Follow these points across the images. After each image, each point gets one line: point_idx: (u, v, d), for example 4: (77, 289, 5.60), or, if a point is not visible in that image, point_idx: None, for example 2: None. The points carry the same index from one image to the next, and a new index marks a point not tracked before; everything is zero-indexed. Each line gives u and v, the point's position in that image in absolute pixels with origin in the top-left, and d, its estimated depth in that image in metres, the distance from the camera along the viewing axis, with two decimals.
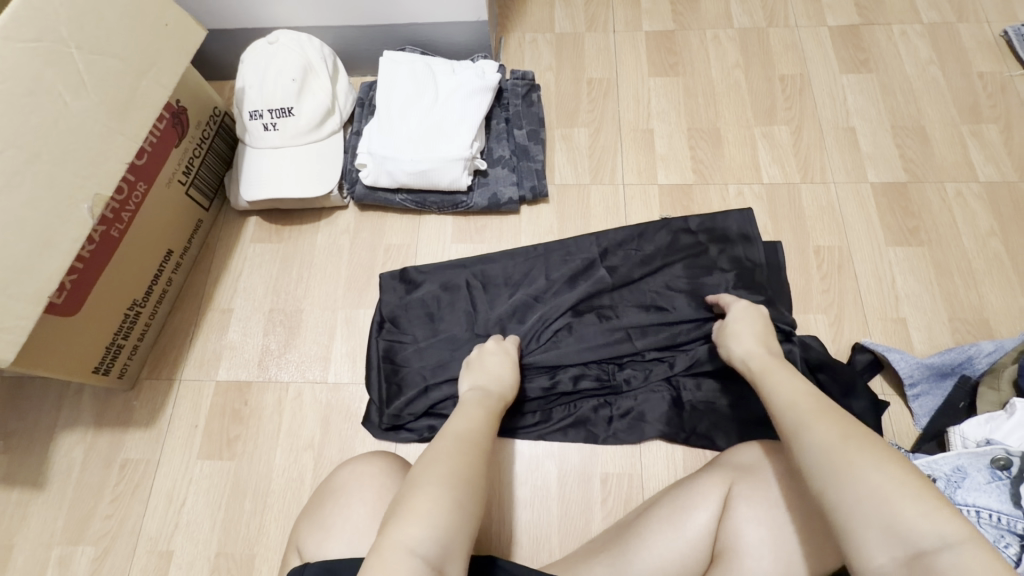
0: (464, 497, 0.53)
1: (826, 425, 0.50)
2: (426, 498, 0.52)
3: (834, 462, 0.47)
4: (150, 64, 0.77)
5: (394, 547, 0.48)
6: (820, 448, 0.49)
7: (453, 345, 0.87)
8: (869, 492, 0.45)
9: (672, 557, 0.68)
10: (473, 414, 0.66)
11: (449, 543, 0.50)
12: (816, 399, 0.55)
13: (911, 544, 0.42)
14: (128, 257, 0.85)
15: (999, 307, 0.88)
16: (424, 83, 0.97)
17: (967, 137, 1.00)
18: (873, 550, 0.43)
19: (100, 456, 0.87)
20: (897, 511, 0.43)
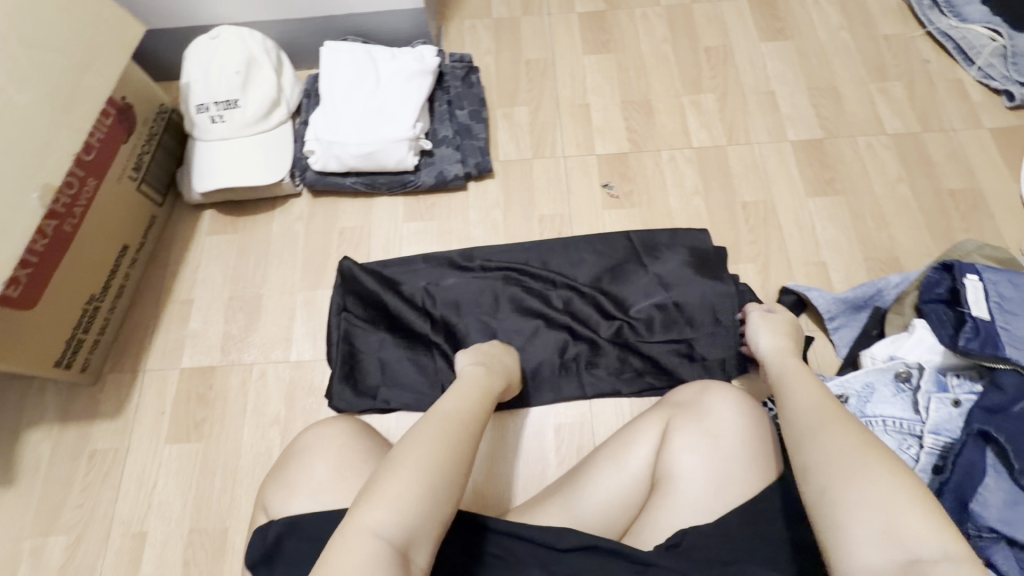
0: (441, 484, 0.52)
1: (837, 432, 0.51)
2: (397, 485, 0.50)
3: (841, 468, 0.48)
4: (91, 59, 0.79)
5: (356, 529, 0.48)
6: (830, 450, 0.50)
7: (410, 325, 0.91)
8: (872, 500, 0.45)
9: (616, 489, 0.73)
10: (468, 393, 0.64)
11: (415, 529, 0.49)
12: (832, 407, 0.55)
13: (907, 553, 0.43)
14: (82, 252, 0.87)
15: (908, 245, 0.96)
16: (366, 69, 1.01)
17: (875, 95, 1.09)
18: (867, 552, 0.44)
19: (68, 449, 0.89)
20: (901, 524, 0.44)
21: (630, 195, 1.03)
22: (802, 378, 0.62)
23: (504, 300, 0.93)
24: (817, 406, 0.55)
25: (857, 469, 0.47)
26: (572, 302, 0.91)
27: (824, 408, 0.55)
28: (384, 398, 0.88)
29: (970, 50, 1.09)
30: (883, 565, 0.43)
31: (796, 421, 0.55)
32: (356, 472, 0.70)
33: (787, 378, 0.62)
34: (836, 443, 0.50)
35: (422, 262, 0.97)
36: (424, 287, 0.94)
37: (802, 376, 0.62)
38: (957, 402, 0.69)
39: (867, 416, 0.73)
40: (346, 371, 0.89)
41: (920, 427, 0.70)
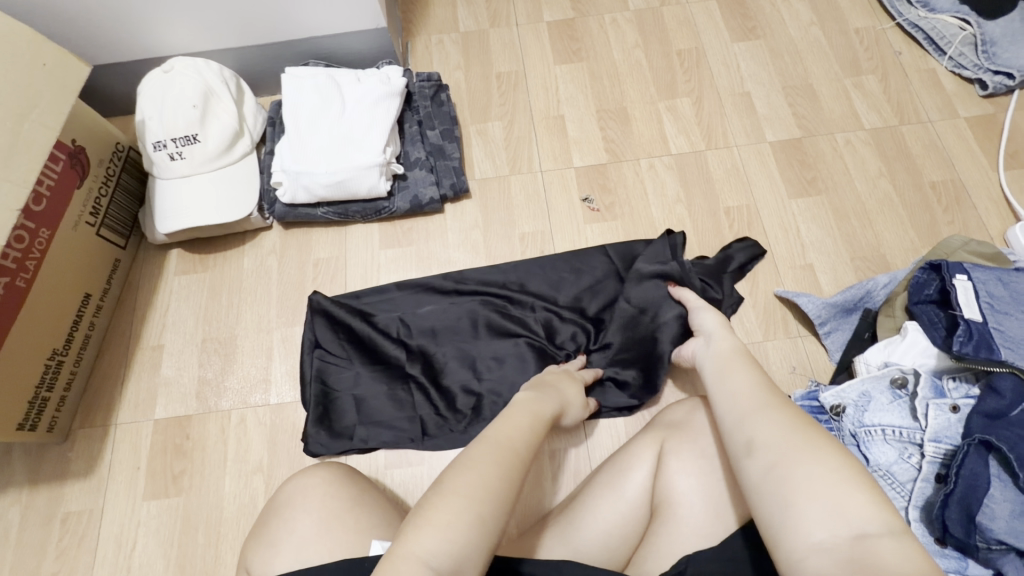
0: (491, 512, 0.49)
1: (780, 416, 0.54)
2: (450, 510, 0.48)
3: (784, 445, 0.51)
4: (31, 107, 0.74)
5: (406, 555, 0.46)
6: (773, 431, 0.52)
7: (387, 362, 0.88)
8: (815, 477, 0.48)
9: (616, 519, 0.70)
10: (520, 419, 0.61)
11: (465, 557, 0.47)
12: (768, 390, 0.57)
13: (853, 528, 0.45)
14: (40, 306, 0.82)
15: (894, 242, 0.95)
16: (329, 94, 0.98)
17: (850, 90, 1.08)
18: (813, 525, 0.46)
19: (38, 514, 0.84)
20: (849, 501, 0.46)
21: (611, 207, 1.01)
22: (737, 364, 0.63)
23: (480, 326, 0.90)
24: (753, 390, 0.58)
25: (801, 446, 0.50)
26: (549, 326, 0.89)
27: (761, 393, 0.57)
28: (362, 437, 0.85)
29: (941, 39, 1.09)
30: (829, 539, 0.45)
31: (740, 403, 0.57)
32: (344, 523, 0.66)
33: (729, 365, 0.63)
34: (777, 423, 0.53)
35: (399, 290, 0.94)
36: (400, 317, 0.91)
37: (739, 362, 0.63)
38: (955, 407, 0.66)
39: (866, 426, 0.71)
40: (321, 412, 0.85)
41: (920, 435, 0.68)
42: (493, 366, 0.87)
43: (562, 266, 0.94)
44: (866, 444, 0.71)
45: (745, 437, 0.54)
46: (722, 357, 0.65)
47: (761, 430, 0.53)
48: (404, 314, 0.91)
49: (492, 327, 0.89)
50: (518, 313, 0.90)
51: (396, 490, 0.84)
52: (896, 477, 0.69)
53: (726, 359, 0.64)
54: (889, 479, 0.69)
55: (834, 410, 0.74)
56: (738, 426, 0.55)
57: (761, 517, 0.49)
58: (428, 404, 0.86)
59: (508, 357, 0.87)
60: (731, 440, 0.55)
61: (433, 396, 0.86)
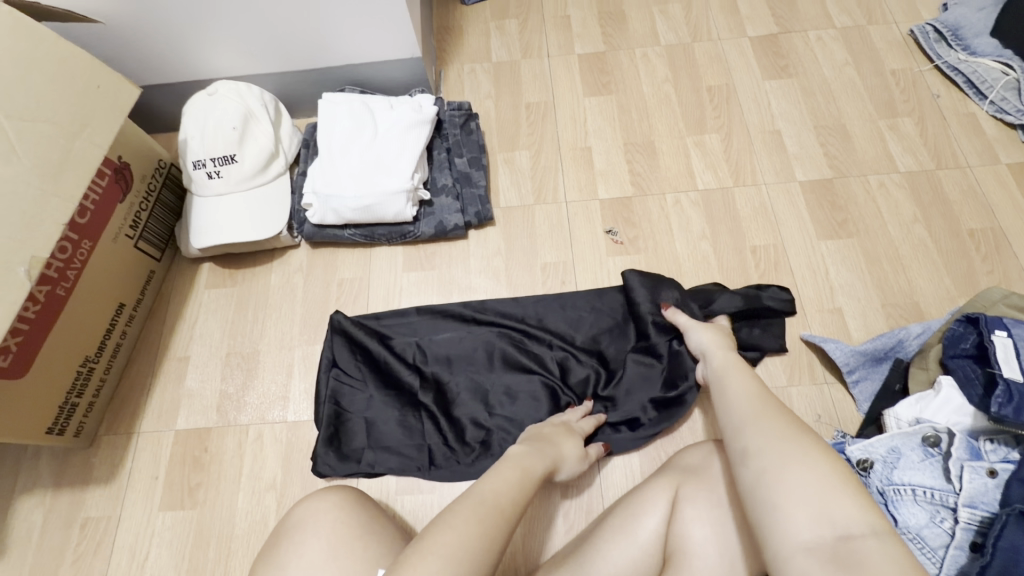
0: (467, 572, 0.49)
1: (772, 426, 0.55)
2: (425, 571, 0.47)
3: (774, 452, 0.52)
4: (84, 126, 0.77)
5: None
6: (767, 440, 0.54)
7: (400, 391, 0.88)
8: (805, 482, 0.49)
9: (628, 565, 0.68)
10: (508, 474, 0.63)
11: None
12: (762, 399, 0.60)
13: (837, 529, 0.46)
14: (77, 314, 0.85)
15: (929, 290, 0.92)
16: (363, 120, 1.00)
17: (885, 131, 1.06)
18: (798, 526, 0.47)
19: (60, 517, 0.86)
20: (835, 503, 0.47)
21: (634, 241, 1.01)
22: (733, 375, 0.67)
23: (493, 362, 0.89)
24: (749, 402, 0.60)
25: (787, 455, 0.51)
26: (561, 366, 0.89)
27: (757, 404, 0.59)
28: (369, 462, 0.84)
29: (981, 83, 1.06)
30: (816, 539, 0.46)
31: (735, 412, 0.60)
32: (351, 552, 0.66)
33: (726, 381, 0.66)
34: (772, 431, 0.55)
35: (416, 316, 0.94)
36: (417, 342, 0.91)
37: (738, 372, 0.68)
38: (993, 472, 0.63)
39: (895, 484, 0.69)
40: (331, 433, 0.86)
41: (954, 498, 0.65)
42: (503, 401, 0.87)
43: (580, 305, 0.93)
44: (894, 504, 0.68)
45: (740, 444, 0.55)
46: (725, 366, 0.70)
47: (756, 438, 0.55)
48: (419, 342, 0.91)
49: (503, 361, 0.89)
50: (532, 349, 0.90)
51: (406, 518, 0.83)
52: (926, 541, 0.65)
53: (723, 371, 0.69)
54: (920, 543, 0.66)
55: (861, 464, 0.72)
56: (736, 433, 0.57)
57: (753, 518, 0.50)
58: (431, 439, 0.86)
59: (517, 394, 0.87)
60: (728, 448, 0.57)
61: (442, 425, 0.86)
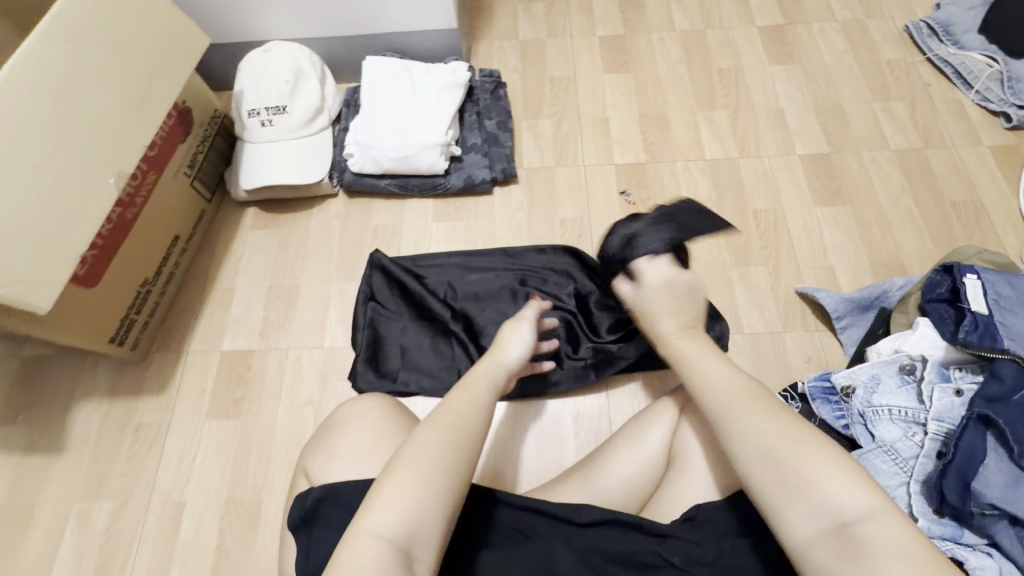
0: (435, 478, 0.57)
1: (759, 417, 0.54)
2: (393, 484, 0.56)
3: (765, 458, 0.52)
4: (163, 65, 0.87)
5: (362, 531, 0.54)
6: (758, 433, 0.53)
7: (433, 321, 0.97)
8: (794, 482, 0.50)
9: (637, 467, 0.77)
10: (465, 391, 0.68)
11: (416, 527, 0.55)
12: (740, 393, 0.58)
13: (837, 520, 0.47)
14: (139, 238, 0.94)
15: (914, 252, 1.01)
16: (403, 81, 1.10)
17: (879, 113, 1.15)
18: (799, 520, 0.49)
19: (116, 421, 0.94)
20: (824, 492, 0.48)
21: (646, 201, 1.10)
22: (700, 359, 0.63)
23: (514, 300, 0.98)
24: (732, 386, 0.58)
25: (779, 458, 0.51)
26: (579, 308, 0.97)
27: (743, 390, 0.58)
28: (403, 381, 0.93)
29: (968, 74, 1.16)
30: (816, 531, 0.48)
31: (714, 403, 0.58)
32: (390, 443, 0.74)
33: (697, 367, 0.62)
34: (761, 432, 0.53)
35: (449, 259, 1.04)
36: (448, 282, 1.00)
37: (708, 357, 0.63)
38: (959, 391, 0.73)
39: (875, 407, 0.77)
40: (369, 354, 0.94)
41: (925, 415, 0.74)
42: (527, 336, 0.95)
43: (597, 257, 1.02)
44: (873, 423, 0.77)
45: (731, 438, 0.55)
46: (693, 351, 0.65)
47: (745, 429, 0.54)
48: (451, 281, 1.01)
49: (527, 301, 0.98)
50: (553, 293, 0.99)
51: None
52: (899, 452, 0.74)
53: (697, 357, 0.64)
54: (894, 454, 0.74)
55: (845, 390, 0.80)
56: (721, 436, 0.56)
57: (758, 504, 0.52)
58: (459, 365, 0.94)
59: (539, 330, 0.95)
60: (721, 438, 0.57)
61: (470, 352, 0.94)
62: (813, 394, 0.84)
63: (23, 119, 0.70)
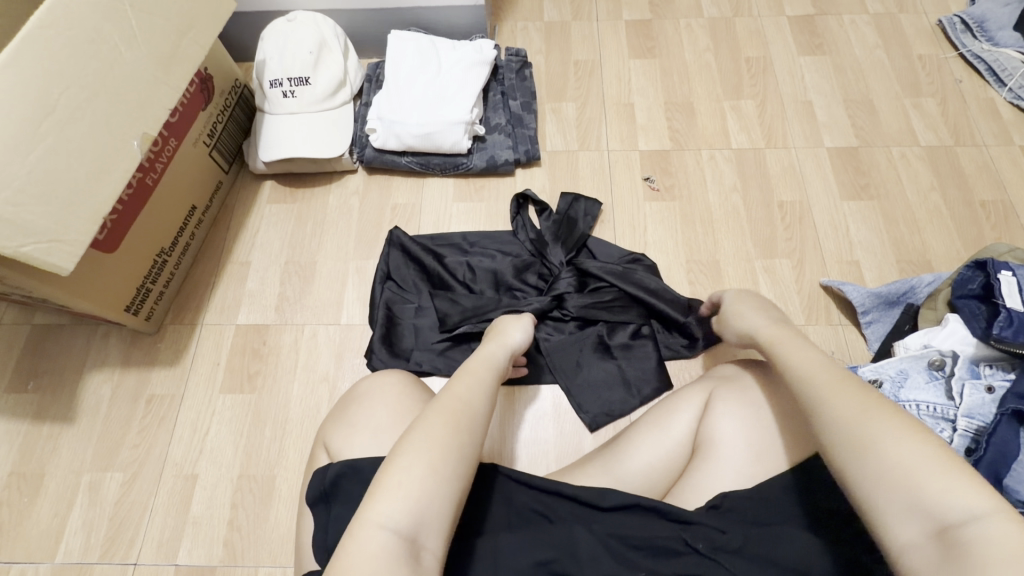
0: (442, 465, 0.55)
1: (845, 401, 0.50)
2: (398, 473, 0.54)
3: (856, 445, 0.47)
4: (190, 26, 0.84)
5: (366, 522, 0.51)
6: (845, 417, 0.49)
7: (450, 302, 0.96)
8: (889, 467, 0.45)
9: (661, 453, 0.76)
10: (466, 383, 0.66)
11: (425, 515, 0.53)
12: (838, 373, 0.54)
13: (942, 519, 0.42)
14: (157, 207, 0.92)
15: (940, 249, 1.00)
16: (428, 56, 1.08)
17: (909, 108, 1.14)
18: (899, 522, 0.43)
19: (128, 391, 0.93)
20: (922, 488, 0.43)
21: (670, 189, 1.08)
22: (792, 343, 0.60)
23: (532, 283, 0.97)
24: (822, 368, 0.55)
25: (862, 444, 0.47)
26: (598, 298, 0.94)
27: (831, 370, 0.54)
28: (417, 361, 0.92)
29: (1002, 72, 1.14)
30: (916, 534, 0.43)
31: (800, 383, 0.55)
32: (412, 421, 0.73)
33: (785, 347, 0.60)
34: (852, 412, 0.49)
35: (464, 239, 1.03)
36: (467, 262, 0.98)
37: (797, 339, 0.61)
38: (990, 388, 0.71)
39: (901, 401, 0.77)
40: (385, 332, 0.93)
41: (954, 411, 0.73)
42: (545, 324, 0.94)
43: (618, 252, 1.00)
44: None
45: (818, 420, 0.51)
46: (780, 337, 0.62)
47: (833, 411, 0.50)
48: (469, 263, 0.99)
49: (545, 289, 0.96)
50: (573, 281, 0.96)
51: None
52: None
53: (785, 339, 0.61)
54: None
55: (871, 384, 0.80)
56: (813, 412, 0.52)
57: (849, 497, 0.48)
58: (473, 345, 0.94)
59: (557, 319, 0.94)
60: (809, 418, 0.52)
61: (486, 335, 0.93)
62: None
63: (52, 72, 0.68)
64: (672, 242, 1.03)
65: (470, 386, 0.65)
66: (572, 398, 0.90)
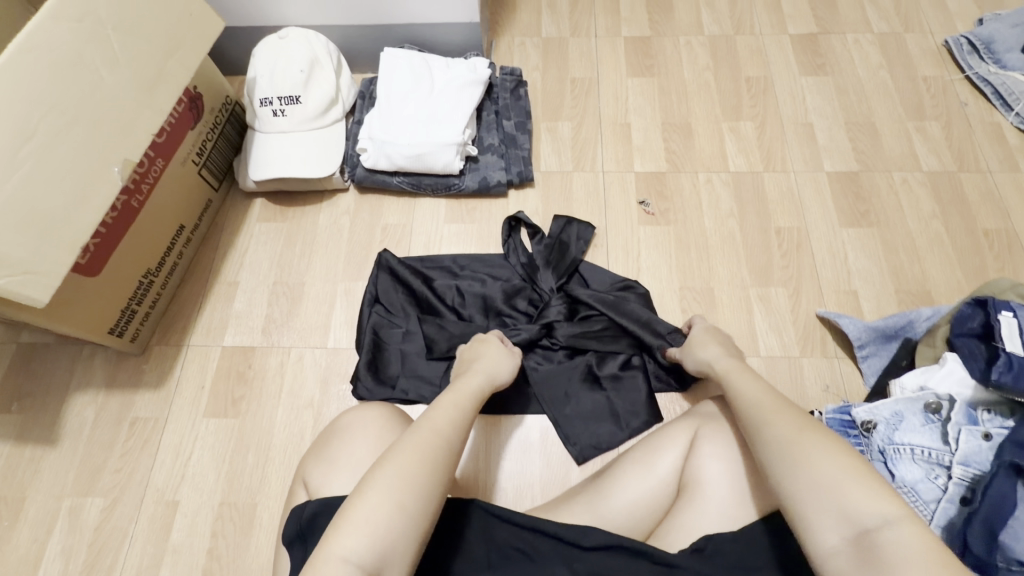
0: (410, 501, 0.55)
1: (784, 419, 0.57)
2: (364, 508, 0.53)
3: (789, 459, 0.54)
4: (176, 48, 0.83)
5: (328, 556, 0.51)
6: (782, 431, 0.56)
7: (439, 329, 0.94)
8: (821, 475, 0.51)
9: (645, 493, 0.74)
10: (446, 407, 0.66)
11: (388, 553, 0.52)
12: (775, 398, 0.61)
13: (859, 524, 0.48)
14: (143, 228, 0.91)
15: (941, 280, 0.97)
16: (421, 75, 1.07)
17: (913, 132, 1.11)
18: (826, 530, 0.49)
19: (112, 414, 0.92)
20: (846, 494, 0.49)
21: (666, 213, 1.06)
22: (739, 372, 0.68)
23: (522, 309, 0.95)
24: (764, 393, 0.62)
25: (793, 457, 0.53)
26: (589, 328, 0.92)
27: (769, 394, 0.62)
28: (403, 388, 0.90)
29: (1009, 95, 1.11)
30: (839, 539, 0.49)
31: (745, 408, 0.62)
32: None
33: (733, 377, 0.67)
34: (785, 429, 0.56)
35: (454, 262, 1.01)
36: (456, 287, 0.97)
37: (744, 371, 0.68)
38: (987, 435, 0.69)
39: (895, 445, 0.74)
40: (370, 358, 0.92)
41: (949, 457, 0.71)
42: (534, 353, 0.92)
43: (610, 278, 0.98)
44: (893, 461, 0.74)
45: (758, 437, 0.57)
46: (730, 367, 0.70)
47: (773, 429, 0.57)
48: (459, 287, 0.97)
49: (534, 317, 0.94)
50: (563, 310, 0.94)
51: None
52: (920, 495, 0.71)
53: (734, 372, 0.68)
54: (914, 496, 0.71)
55: (865, 425, 0.77)
56: (755, 430, 0.59)
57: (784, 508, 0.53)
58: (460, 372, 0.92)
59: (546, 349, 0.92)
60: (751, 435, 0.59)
61: None
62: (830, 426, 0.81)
63: (29, 99, 0.67)
64: (666, 268, 1.01)
65: (451, 427, 0.63)
66: (560, 429, 0.89)
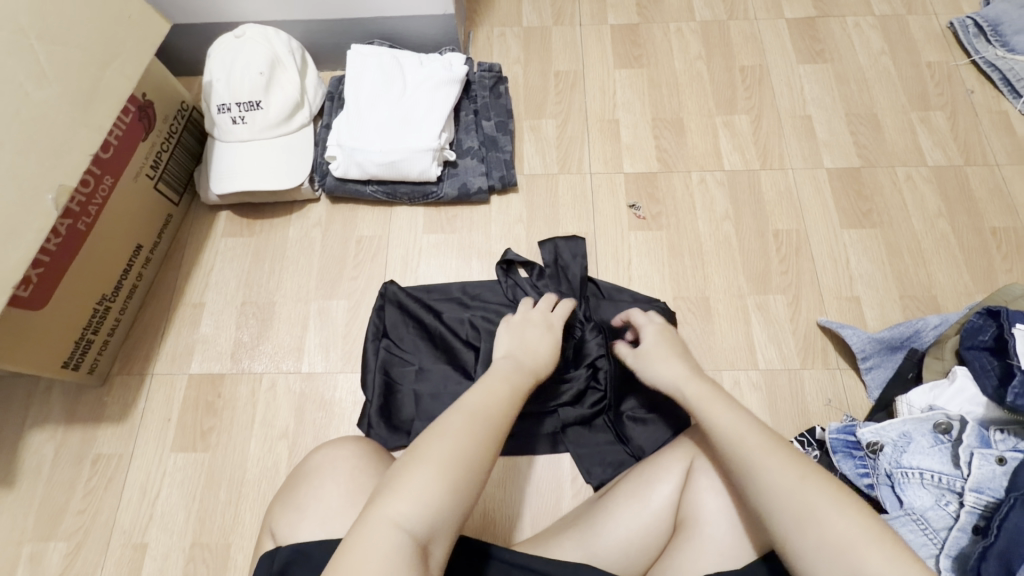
0: (465, 481, 0.51)
1: (780, 463, 0.53)
2: (421, 475, 0.50)
3: (797, 508, 0.51)
4: (113, 56, 0.76)
5: (379, 519, 0.48)
6: (782, 479, 0.53)
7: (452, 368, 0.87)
8: (833, 532, 0.49)
9: (639, 529, 0.68)
10: (498, 387, 0.61)
11: (440, 519, 0.49)
12: (763, 432, 0.57)
13: None
14: (94, 251, 0.84)
15: (947, 284, 0.92)
16: (392, 75, 0.99)
17: (916, 124, 1.05)
18: None
19: (72, 451, 0.87)
20: (862, 558, 0.47)
21: (657, 217, 1.00)
22: (713, 403, 0.61)
23: None
24: (758, 432, 0.57)
25: (799, 512, 0.50)
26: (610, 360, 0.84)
27: (764, 435, 0.56)
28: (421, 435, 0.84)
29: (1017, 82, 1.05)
30: None
31: (732, 449, 0.57)
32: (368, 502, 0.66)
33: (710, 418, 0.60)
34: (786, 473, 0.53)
35: (463, 291, 0.93)
36: (468, 320, 0.89)
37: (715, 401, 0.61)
38: (1002, 459, 0.64)
39: (903, 468, 0.70)
40: (382, 403, 0.85)
41: (961, 483, 0.66)
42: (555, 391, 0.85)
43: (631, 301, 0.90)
44: (901, 486, 0.69)
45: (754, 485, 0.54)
46: (703, 394, 0.63)
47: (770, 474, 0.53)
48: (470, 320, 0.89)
49: None
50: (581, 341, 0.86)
51: None
52: (930, 523, 0.66)
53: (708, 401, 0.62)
54: (923, 524, 0.67)
55: (871, 446, 0.73)
56: (750, 471, 0.55)
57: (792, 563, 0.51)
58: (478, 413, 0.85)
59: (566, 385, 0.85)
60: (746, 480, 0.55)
61: None
62: (834, 447, 0.77)
63: None
64: (658, 278, 0.96)
65: None
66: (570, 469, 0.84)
